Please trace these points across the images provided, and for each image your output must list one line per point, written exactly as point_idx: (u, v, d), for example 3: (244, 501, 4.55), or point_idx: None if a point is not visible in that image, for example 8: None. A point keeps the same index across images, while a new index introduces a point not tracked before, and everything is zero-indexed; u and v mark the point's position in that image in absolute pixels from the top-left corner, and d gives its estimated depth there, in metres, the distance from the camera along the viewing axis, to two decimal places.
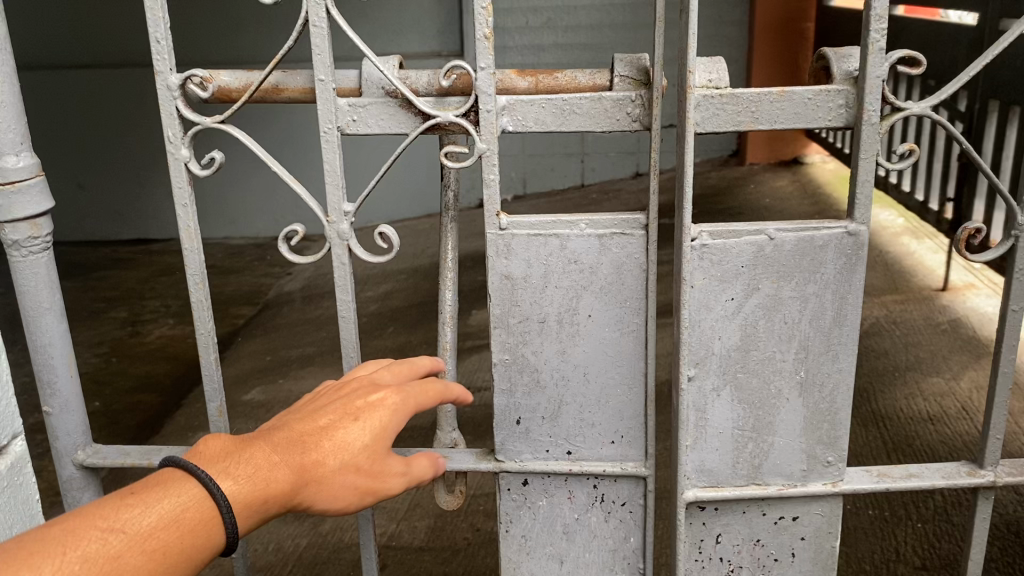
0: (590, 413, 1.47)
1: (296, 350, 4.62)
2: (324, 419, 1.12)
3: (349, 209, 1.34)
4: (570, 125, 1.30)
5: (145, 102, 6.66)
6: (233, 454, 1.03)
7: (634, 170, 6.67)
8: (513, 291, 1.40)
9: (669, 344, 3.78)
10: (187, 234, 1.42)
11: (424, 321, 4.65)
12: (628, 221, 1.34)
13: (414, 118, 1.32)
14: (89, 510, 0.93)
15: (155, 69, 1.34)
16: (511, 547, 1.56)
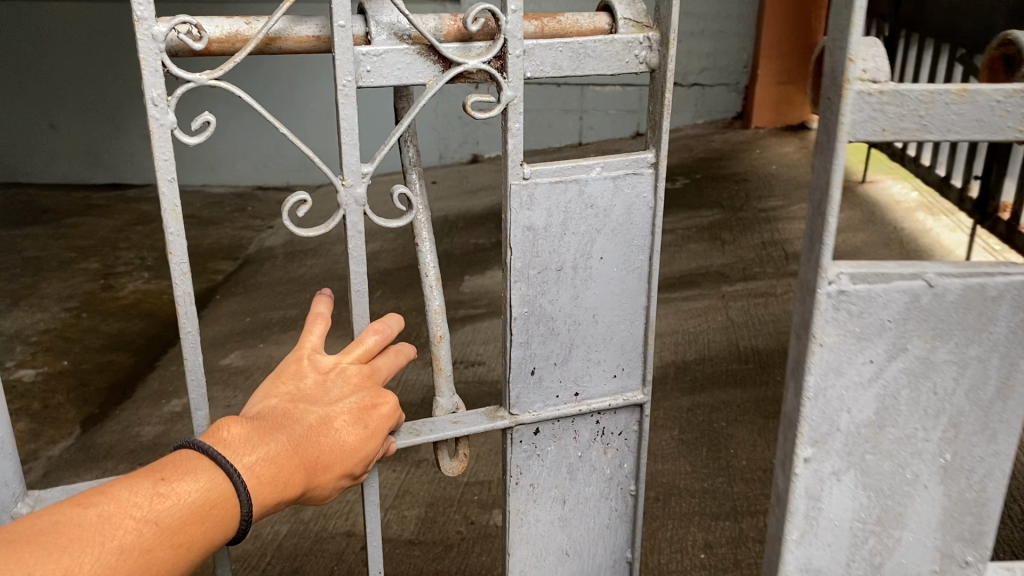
0: (596, 353, 1.37)
1: (278, 312, 4.38)
2: (339, 422, 1.27)
3: (367, 170, 1.15)
4: (584, 69, 1.20)
5: (122, 41, 6.30)
6: (259, 448, 1.18)
7: (635, 129, 6.41)
8: (534, 241, 1.26)
9: (672, 323, 3.55)
10: (171, 215, 1.20)
11: (414, 286, 4.41)
12: (634, 159, 1.25)
13: (436, 68, 1.15)
14: (124, 496, 1.10)
15: (135, 15, 1.08)
16: (518, 497, 1.42)
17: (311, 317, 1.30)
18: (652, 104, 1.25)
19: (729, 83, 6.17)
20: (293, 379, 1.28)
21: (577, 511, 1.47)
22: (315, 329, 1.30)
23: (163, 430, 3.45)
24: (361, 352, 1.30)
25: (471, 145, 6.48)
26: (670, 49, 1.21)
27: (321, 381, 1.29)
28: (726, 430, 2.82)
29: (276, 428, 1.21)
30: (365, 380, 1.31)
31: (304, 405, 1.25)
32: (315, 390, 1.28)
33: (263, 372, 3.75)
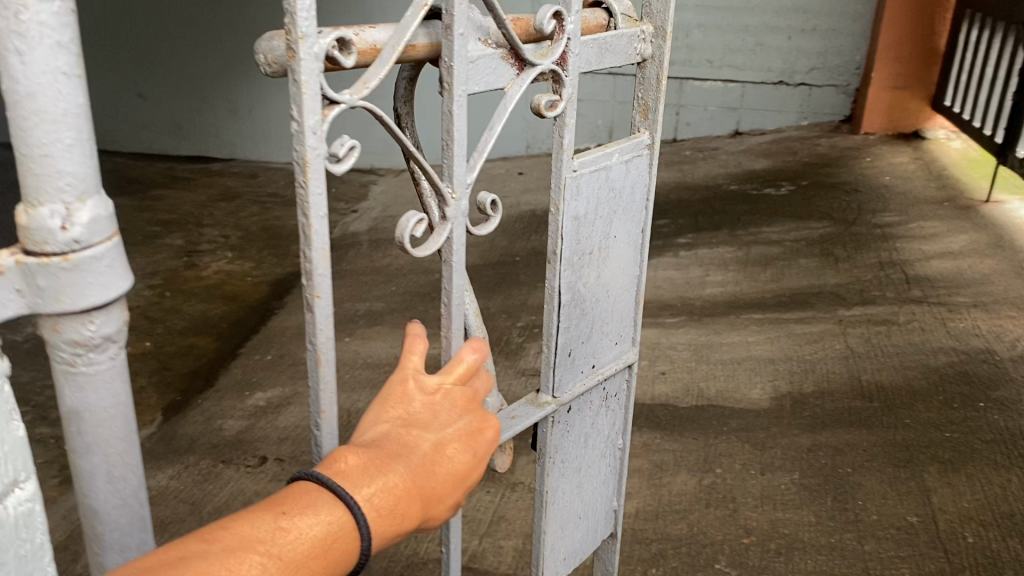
0: (606, 326, 1.56)
1: (363, 304, 4.23)
2: (453, 450, 1.11)
3: (469, 181, 1.15)
4: (608, 62, 1.37)
5: (215, 15, 6.19)
6: (377, 481, 1.02)
7: (734, 127, 5.94)
8: (578, 230, 1.39)
9: (785, 349, 3.30)
10: (321, 256, 1.01)
11: (504, 285, 4.19)
12: (637, 141, 1.48)
13: (512, 70, 1.18)
14: (243, 531, 0.93)
15: (300, 32, 0.89)
16: (554, 475, 1.55)
17: (412, 336, 1.12)
18: (643, 91, 1.48)
19: (839, 84, 5.74)
20: (402, 404, 1.10)
21: (589, 472, 1.67)
22: (416, 349, 1.12)
23: (248, 425, 3.34)
24: (461, 372, 1.16)
25: None
26: (665, 39, 1.44)
27: (430, 404, 1.12)
28: (852, 478, 2.61)
29: (392, 457, 1.05)
30: (471, 404, 1.17)
31: (418, 431, 1.09)
32: (425, 413, 1.11)
33: (348, 371, 3.61)
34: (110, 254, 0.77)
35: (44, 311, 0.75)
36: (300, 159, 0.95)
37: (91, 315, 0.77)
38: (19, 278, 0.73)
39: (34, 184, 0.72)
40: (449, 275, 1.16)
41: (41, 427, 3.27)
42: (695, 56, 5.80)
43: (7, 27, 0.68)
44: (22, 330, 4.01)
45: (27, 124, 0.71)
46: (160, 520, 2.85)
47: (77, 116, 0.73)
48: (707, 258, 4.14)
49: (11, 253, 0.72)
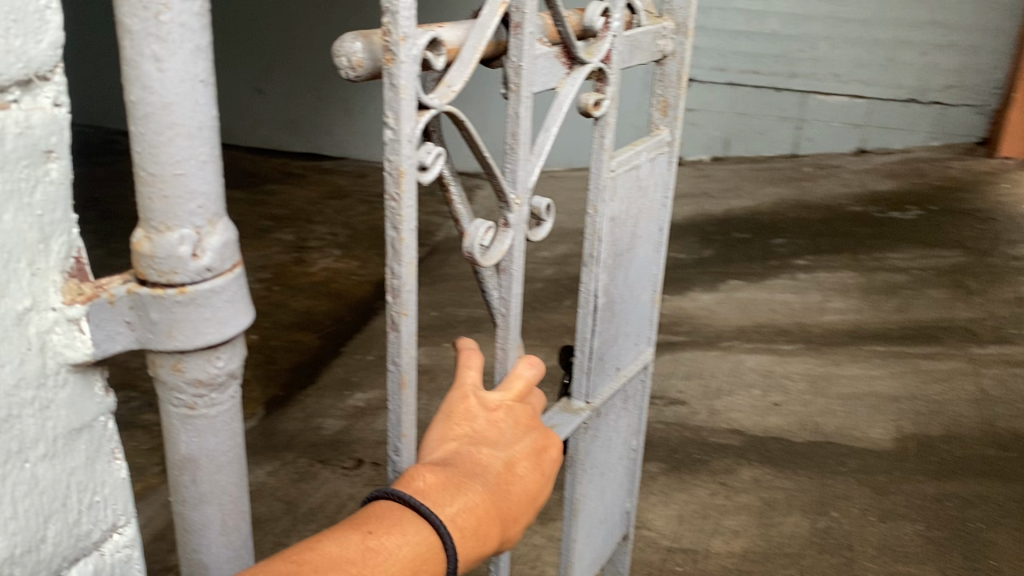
0: (629, 330, 1.45)
1: (465, 311, 4.17)
2: (525, 468, 0.99)
3: (530, 187, 1.04)
4: (636, 60, 1.26)
5: (332, 15, 6.27)
6: (458, 501, 0.89)
7: (858, 145, 5.49)
8: (613, 231, 1.28)
9: (909, 387, 3.08)
10: (410, 271, 0.87)
11: None
12: (659, 139, 1.37)
13: (564, 68, 1.06)
14: (331, 552, 0.81)
15: (401, 32, 0.75)
16: (584, 484, 1.42)
17: (466, 349, 1.01)
18: (662, 88, 1.38)
19: (977, 104, 5.28)
20: (466, 421, 0.98)
21: (610, 475, 1.54)
22: (472, 363, 1.01)
23: (345, 426, 3.32)
24: (519, 389, 1.06)
25: None
26: (687, 36, 1.35)
27: (494, 421, 1.00)
28: (984, 535, 2.40)
29: (468, 475, 0.93)
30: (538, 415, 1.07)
31: (493, 444, 0.98)
32: (490, 430, 0.99)
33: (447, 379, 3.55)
34: (234, 286, 0.69)
35: (156, 348, 0.68)
36: (395, 170, 0.81)
37: (215, 351, 0.69)
38: (131, 309, 0.66)
39: (161, 209, 0.65)
40: (511, 283, 1.05)
41: (148, 414, 3.34)
42: (820, 69, 5.37)
43: (147, 30, 0.61)
44: None
45: (160, 138, 0.64)
46: (255, 517, 2.85)
47: (209, 130, 0.66)
48: (827, 282, 3.93)
49: (126, 281, 0.66)
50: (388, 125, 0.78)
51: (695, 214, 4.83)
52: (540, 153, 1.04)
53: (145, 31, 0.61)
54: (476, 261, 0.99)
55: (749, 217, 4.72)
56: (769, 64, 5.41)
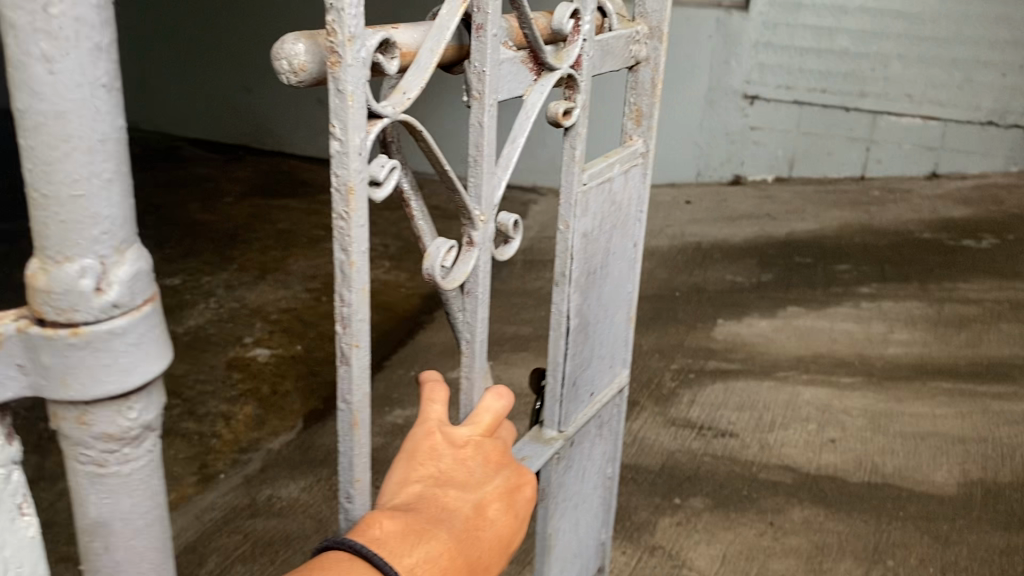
0: (603, 350, 1.49)
1: (512, 328, 4.02)
2: (492, 510, 1.04)
3: (495, 201, 1.06)
4: (607, 66, 1.30)
5: None
6: (420, 550, 0.92)
7: (931, 169, 5.19)
8: (585, 247, 1.32)
9: (979, 431, 2.88)
10: (361, 297, 0.86)
11: (663, 320, 3.83)
12: (632, 150, 1.43)
13: (532, 75, 1.10)
14: None
15: (347, 32, 0.77)
16: (557, 515, 1.45)
17: (432, 382, 1.01)
18: (635, 96, 1.44)
19: None
20: (433, 461, 1.01)
21: (585, 507, 1.57)
22: (436, 398, 1.02)
23: (383, 444, 3.26)
24: (487, 422, 1.08)
25: (734, 165, 5.45)
26: (660, 41, 1.40)
27: (461, 462, 1.03)
28: None
29: (431, 523, 0.96)
30: (504, 456, 1.09)
31: (455, 492, 1.00)
32: (459, 470, 1.03)
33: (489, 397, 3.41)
34: (142, 327, 0.71)
35: (51, 394, 0.70)
36: (343, 187, 0.81)
37: (124, 401, 0.72)
38: (23, 348, 0.69)
39: (58, 239, 0.67)
40: (473, 306, 1.06)
41: (188, 422, 3.36)
42: (892, 89, 5.06)
43: (32, 24, 0.62)
44: (184, 320, 4.07)
45: (51, 154, 0.65)
46: (286, 534, 2.80)
47: (114, 139, 0.68)
48: (893, 312, 3.74)
49: (19, 319, 0.68)
50: (336, 136, 0.80)
51: (755, 236, 4.68)
52: (506, 166, 1.08)
53: (33, 40, 0.62)
54: (437, 284, 0.99)
55: (812, 241, 4.54)
56: (839, 82, 5.13)
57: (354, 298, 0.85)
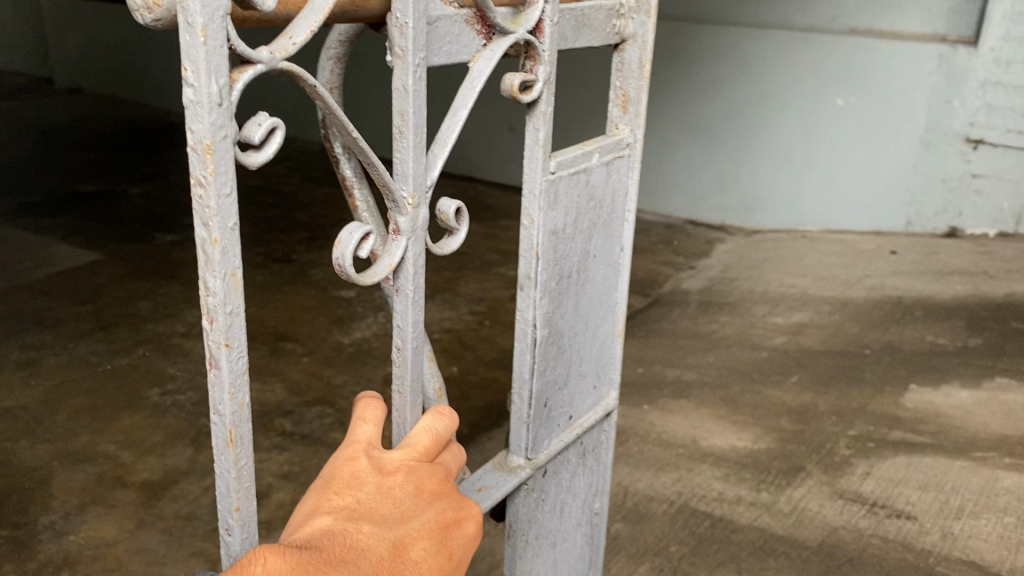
0: (583, 365, 1.34)
1: (674, 372, 3.56)
2: (416, 550, 0.89)
3: (429, 183, 0.91)
4: (582, 40, 1.17)
5: None
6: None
7: None
8: (556, 247, 1.18)
9: None
10: (229, 282, 0.73)
11: (843, 377, 3.45)
12: (617, 139, 1.28)
13: (479, 39, 0.98)
14: None
15: None
16: (526, 553, 1.33)
17: (365, 402, 0.93)
18: (620, 79, 1.29)
19: None
20: (350, 491, 0.88)
21: (563, 546, 1.45)
22: (368, 418, 0.93)
23: None
24: (423, 446, 0.96)
25: (950, 215, 4.87)
26: (647, 16, 1.26)
27: (385, 490, 0.90)
28: None
29: (334, 564, 0.81)
30: (444, 485, 0.95)
31: (370, 526, 0.86)
32: (382, 501, 0.89)
33: (640, 441, 3.02)
34: None
35: None
36: (199, 145, 0.69)
37: None
38: None
39: None
40: (404, 305, 0.93)
41: (335, 432, 3.23)
42: None
43: None
44: (350, 332, 3.96)
45: None
46: None
47: None
48: None
49: None
50: (187, 82, 0.67)
51: (967, 296, 4.15)
52: (443, 144, 0.93)
53: None
54: (351, 279, 0.83)
55: None
56: None
57: (218, 282, 0.72)
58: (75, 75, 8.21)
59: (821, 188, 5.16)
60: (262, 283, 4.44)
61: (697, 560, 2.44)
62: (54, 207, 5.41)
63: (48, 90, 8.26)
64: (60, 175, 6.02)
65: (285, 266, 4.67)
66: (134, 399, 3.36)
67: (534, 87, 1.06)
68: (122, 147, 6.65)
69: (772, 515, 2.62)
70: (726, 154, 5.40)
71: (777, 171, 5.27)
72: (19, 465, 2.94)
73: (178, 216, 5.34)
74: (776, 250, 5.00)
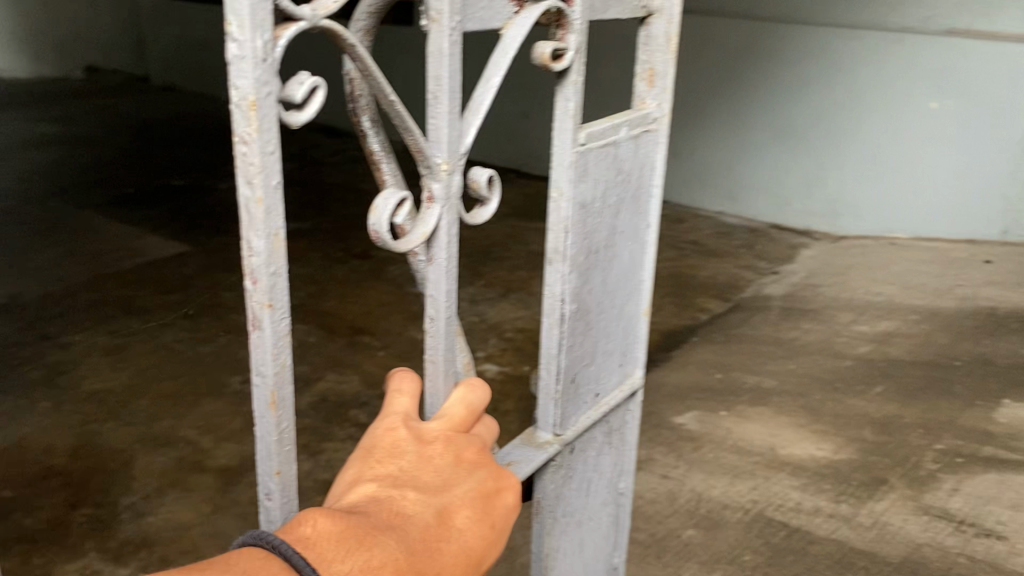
0: (610, 342, 1.32)
1: (752, 379, 3.47)
2: (460, 518, 0.91)
3: (463, 150, 0.93)
4: (612, 10, 1.16)
5: (682, 50, 5.64)
6: (358, 555, 0.78)
7: None
8: (585, 222, 1.16)
9: None
10: (273, 242, 0.77)
11: (933, 389, 3.30)
12: (645, 112, 1.27)
13: (512, 6, 0.98)
14: None
15: None
16: (553, 532, 1.31)
17: (402, 374, 0.95)
18: (647, 52, 1.28)
19: None
20: (392, 459, 0.90)
21: (590, 526, 1.43)
22: (404, 390, 0.95)
23: None
24: (459, 417, 0.98)
25: None
26: None
27: (425, 459, 0.92)
28: None
29: (382, 528, 0.82)
30: (481, 456, 0.97)
31: (413, 493, 0.88)
32: (423, 470, 0.91)
33: (716, 447, 2.95)
34: None
35: None
36: (243, 101, 0.71)
37: None
38: None
39: None
40: (439, 274, 0.94)
41: None
42: None
43: None
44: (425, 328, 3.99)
45: None
46: None
47: None
48: None
49: None
50: (232, 36, 0.70)
51: None
52: (475, 111, 0.95)
53: None
54: (388, 245, 0.84)
55: None
56: None
57: (262, 241, 0.76)
58: (171, 75, 8.51)
59: (911, 194, 4.98)
60: (342, 278, 4.51)
61: (772, 570, 2.36)
62: (147, 200, 5.60)
63: (146, 88, 8.58)
64: (154, 170, 6.24)
65: (364, 261, 4.73)
66: (215, 386, 3.45)
67: (567, 56, 1.05)
68: (213, 143, 6.86)
69: (851, 528, 2.52)
70: (812, 156, 5.26)
71: (864, 174, 5.10)
72: (105, 445, 3.04)
73: None
74: (862, 257, 4.84)
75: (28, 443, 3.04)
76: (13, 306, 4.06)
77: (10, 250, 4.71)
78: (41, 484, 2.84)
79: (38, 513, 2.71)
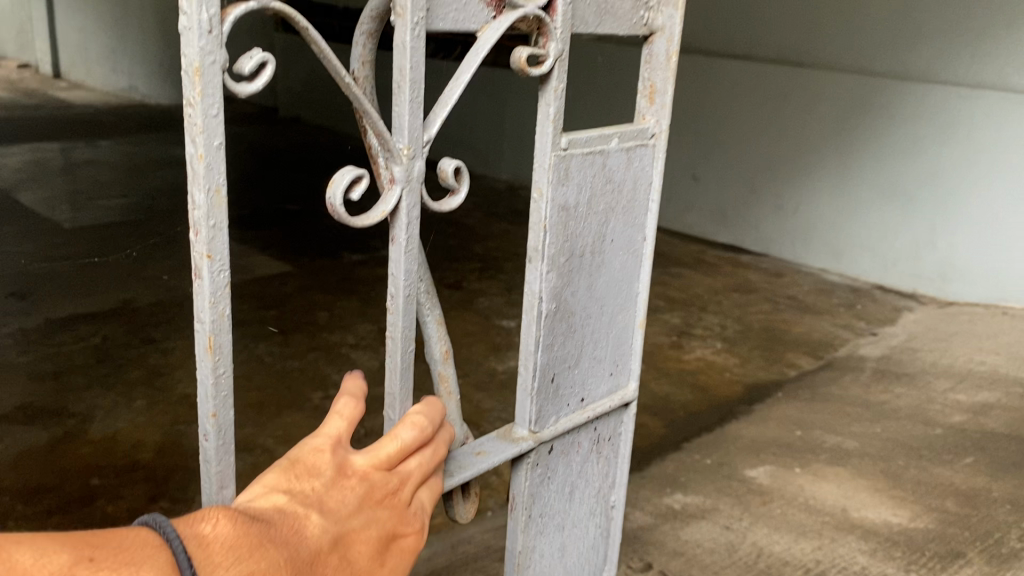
0: (599, 349, 1.37)
1: (834, 439, 3.35)
2: (349, 551, 0.93)
3: (424, 138, 0.98)
4: (604, 25, 1.22)
5: (790, 103, 5.58)
6: (246, 564, 0.81)
7: None
8: (566, 225, 1.22)
9: None
10: (213, 198, 0.85)
11: None
12: (641, 127, 1.32)
13: (489, 12, 1.05)
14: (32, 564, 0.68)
15: None
16: (530, 531, 1.36)
17: (348, 400, 1.01)
18: (647, 71, 1.35)
19: None
20: (310, 477, 0.94)
21: (574, 532, 1.47)
22: (345, 415, 1.00)
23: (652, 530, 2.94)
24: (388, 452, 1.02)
25: None
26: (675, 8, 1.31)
27: (342, 485, 0.95)
28: None
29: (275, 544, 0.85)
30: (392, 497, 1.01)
31: (318, 515, 0.90)
32: (336, 495, 0.94)
33: (787, 505, 2.86)
34: None
35: None
36: (190, 68, 0.80)
37: None
38: None
39: None
40: (398, 258, 1.01)
41: None
42: None
43: None
44: (506, 360, 4.02)
45: None
46: None
47: None
48: None
49: None
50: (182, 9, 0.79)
51: None
52: (444, 104, 1.01)
53: None
54: (340, 216, 0.90)
55: None
56: None
57: (202, 196, 0.84)
58: (297, 107, 8.96)
59: None
60: None
61: None
62: (261, 221, 5.88)
63: (274, 119, 9.04)
64: (271, 194, 6.55)
65: (454, 291, 4.82)
66: (297, 400, 3.57)
67: (548, 63, 1.12)
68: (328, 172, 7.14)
69: None
70: (922, 218, 5.08)
71: (977, 239, 4.89)
72: (189, 446, 3.19)
73: (366, 239, 5.65)
74: (967, 324, 4.62)
75: (119, 437, 3.22)
76: (125, 311, 4.32)
77: (131, 260, 5.02)
78: (126, 476, 3.00)
79: (119, 502, 2.86)
